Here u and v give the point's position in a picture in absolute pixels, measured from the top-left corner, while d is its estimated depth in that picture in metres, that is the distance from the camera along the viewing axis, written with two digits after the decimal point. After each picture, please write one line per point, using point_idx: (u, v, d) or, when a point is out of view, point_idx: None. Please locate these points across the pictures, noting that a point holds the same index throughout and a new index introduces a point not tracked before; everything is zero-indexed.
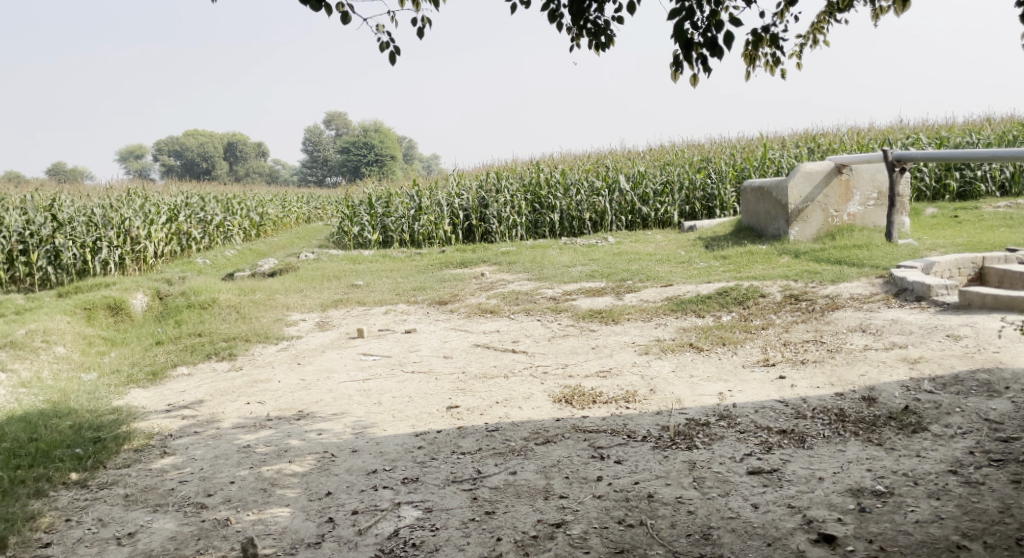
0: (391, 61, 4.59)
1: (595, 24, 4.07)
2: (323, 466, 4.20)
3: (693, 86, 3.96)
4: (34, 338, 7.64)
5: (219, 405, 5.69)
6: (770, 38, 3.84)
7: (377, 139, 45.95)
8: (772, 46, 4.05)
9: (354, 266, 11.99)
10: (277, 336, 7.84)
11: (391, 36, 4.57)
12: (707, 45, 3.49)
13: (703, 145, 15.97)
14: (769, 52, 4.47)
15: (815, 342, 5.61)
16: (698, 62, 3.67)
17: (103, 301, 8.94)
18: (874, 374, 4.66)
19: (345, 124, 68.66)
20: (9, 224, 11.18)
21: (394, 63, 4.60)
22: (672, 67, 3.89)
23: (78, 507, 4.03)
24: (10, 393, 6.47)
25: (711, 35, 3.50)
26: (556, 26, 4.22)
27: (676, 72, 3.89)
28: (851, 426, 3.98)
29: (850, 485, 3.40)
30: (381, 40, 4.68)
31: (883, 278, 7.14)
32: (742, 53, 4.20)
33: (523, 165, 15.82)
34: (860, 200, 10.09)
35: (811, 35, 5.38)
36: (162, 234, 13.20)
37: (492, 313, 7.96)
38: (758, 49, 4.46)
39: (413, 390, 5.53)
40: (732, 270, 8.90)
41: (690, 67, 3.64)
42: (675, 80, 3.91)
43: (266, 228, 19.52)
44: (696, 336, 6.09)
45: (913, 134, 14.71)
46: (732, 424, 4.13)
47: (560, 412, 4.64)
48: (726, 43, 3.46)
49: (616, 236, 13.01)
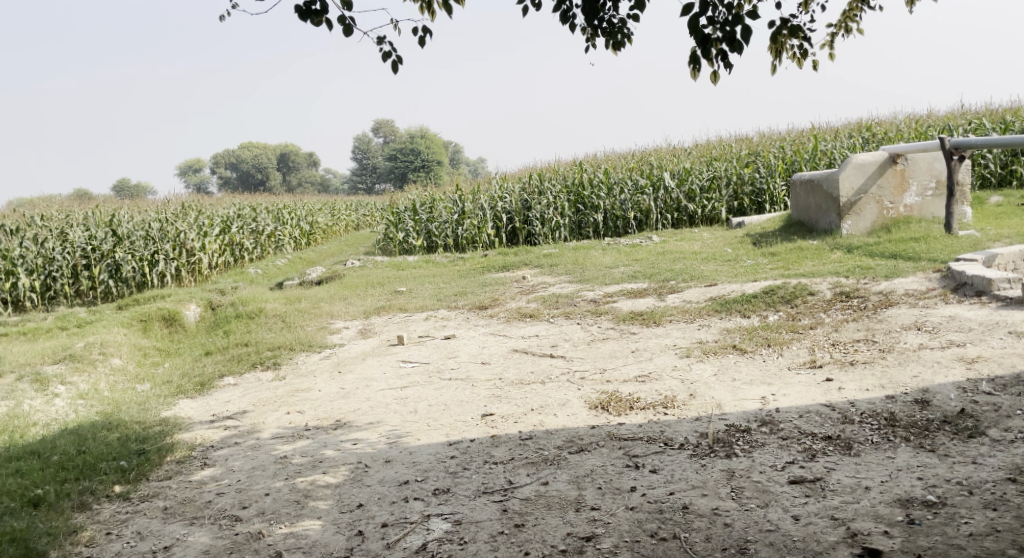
0: (393, 69, 4.56)
1: (609, 23, 3.94)
2: (356, 477, 4.15)
3: (714, 83, 3.81)
4: (92, 351, 7.80)
5: (260, 416, 5.71)
6: (790, 30, 3.69)
7: (424, 146, 46.28)
8: (798, 38, 3.85)
9: (399, 272, 12.02)
10: (321, 344, 7.88)
11: (393, 45, 4.54)
12: (727, 40, 3.35)
13: (752, 138, 15.60)
14: (797, 43, 4.26)
15: (865, 342, 5.37)
16: (719, 58, 3.53)
17: (158, 313, 9.11)
18: (928, 375, 4.41)
19: (394, 130, 69.49)
20: (73, 240, 11.54)
21: (395, 71, 4.58)
22: (690, 65, 3.71)
23: (119, 520, 4.05)
24: (67, 404, 6.61)
25: (730, 29, 3.35)
26: (568, 27, 4.10)
27: (695, 70, 3.72)
28: (902, 431, 3.77)
29: (900, 495, 3.21)
30: (383, 48, 4.65)
31: (941, 272, 6.83)
32: (766, 46, 4.01)
33: (566, 165, 15.70)
34: (917, 190, 9.71)
35: (843, 23, 5.17)
36: (216, 245, 13.43)
37: (532, 317, 7.87)
38: (784, 41, 4.27)
39: (450, 397, 5.47)
40: (779, 267, 8.64)
41: (710, 63, 3.50)
42: (694, 78, 3.73)
43: (316, 236, 19.78)
44: (740, 337, 5.90)
45: (976, 120, 14.13)
46: (775, 430, 3.96)
47: (595, 420, 4.52)
48: (746, 37, 3.31)
49: (661, 235, 12.80)
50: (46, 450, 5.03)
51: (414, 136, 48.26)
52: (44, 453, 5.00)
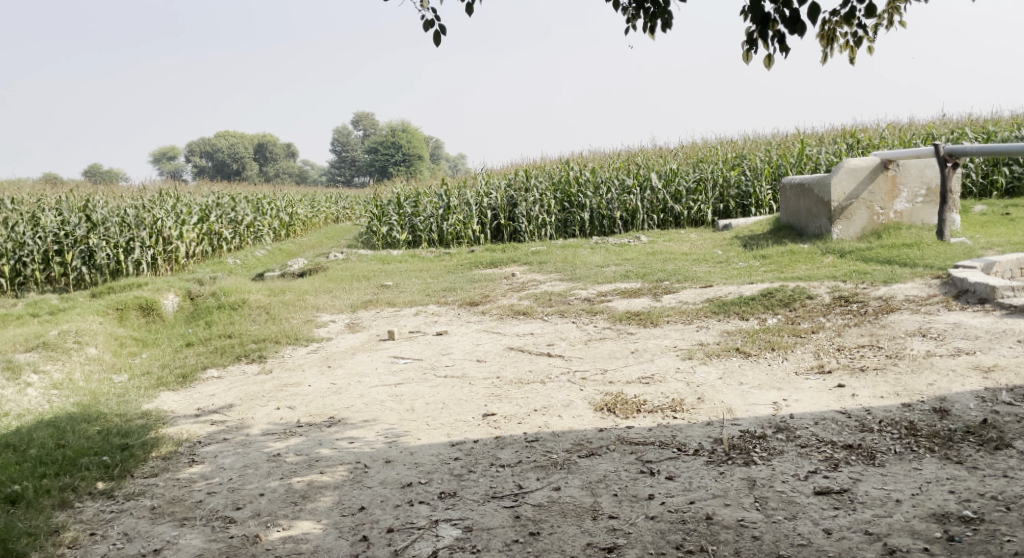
0: (435, 41, 4.56)
1: (656, 4, 3.77)
2: (356, 478, 3.98)
3: (768, 68, 3.78)
4: (66, 339, 7.52)
5: (248, 411, 5.50)
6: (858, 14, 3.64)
7: (405, 139, 45.85)
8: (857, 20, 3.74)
9: (383, 266, 11.81)
10: (307, 337, 7.67)
11: (434, 15, 4.56)
12: (787, 22, 3.25)
13: (737, 142, 15.58)
14: (850, 32, 4.21)
15: (871, 348, 5.28)
16: (775, 39, 3.44)
17: (136, 301, 8.84)
18: (944, 383, 4.33)
19: (374, 123, 69.04)
20: (45, 225, 11.21)
21: (439, 43, 4.57)
22: (747, 47, 3.72)
23: (103, 520, 3.85)
24: (41, 395, 6.36)
25: (791, 10, 3.25)
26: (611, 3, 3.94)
27: (750, 51, 3.73)
28: (925, 441, 3.68)
29: (933, 509, 3.11)
30: (425, 18, 4.65)
31: (940, 278, 6.78)
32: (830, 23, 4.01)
33: (552, 163, 15.56)
34: (908, 197, 9.69)
35: (886, 14, 4.81)
36: (194, 233, 13.09)
37: (525, 315, 7.71)
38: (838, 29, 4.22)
39: (447, 395, 5.31)
40: (773, 270, 8.56)
41: (766, 45, 3.42)
42: (747, 60, 3.76)
43: (296, 227, 19.49)
44: (742, 340, 5.79)
45: (959, 129, 14.22)
46: (791, 437, 3.85)
47: (603, 422, 4.38)
48: (809, 18, 3.21)
49: (649, 235, 12.70)
50: (22, 444, 4.81)
51: (394, 129, 47.84)
52: (20, 446, 4.78)
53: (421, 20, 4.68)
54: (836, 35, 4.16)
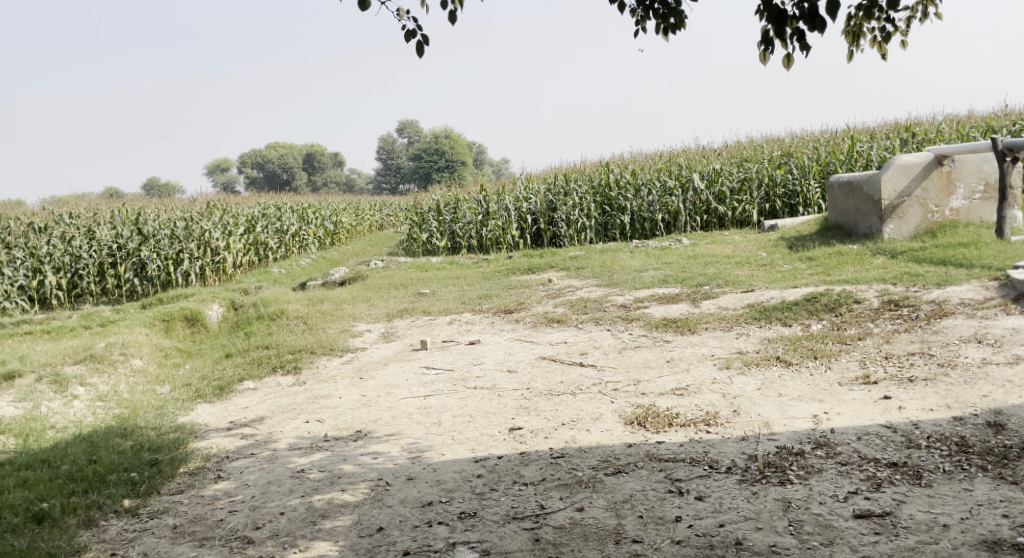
0: (418, 51, 4.47)
1: (664, 5, 3.61)
2: (376, 496, 3.88)
3: (788, 68, 3.58)
4: (112, 351, 7.61)
5: (278, 424, 5.46)
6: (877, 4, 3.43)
7: (448, 146, 46.00)
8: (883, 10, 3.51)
9: (421, 273, 11.76)
10: (343, 347, 7.62)
11: (417, 26, 4.45)
12: (806, 18, 3.04)
13: (784, 140, 15.14)
14: (879, 26, 3.97)
15: (921, 356, 4.99)
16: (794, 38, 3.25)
17: (181, 312, 8.92)
18: (999, 395, 4.04)
19: (418, 130, 69.43)
20: (100, 238, 11.42)
21: (421, 53, 4.47)
22: (763, 47, 3.53)
23: (125, 539, 3.82)
24: (86, 407, 6.44)
25: (808, 5, 3.05)
26: (619, 6, 3.76)
27: (766, 51, 3.53)
28: (977, 459, 3.43)
29: (984, 536, 2.88)
30: (408, 28, 4.55)
31: (999, 280, 6.40)
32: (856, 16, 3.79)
33: (592, 166, 15.35)
34: (964, 194, 9.25)
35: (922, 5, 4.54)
36: (240, 244, 13.25)
37: (559, 323, 7.54)
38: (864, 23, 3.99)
39: (476, 408, 5.18)
40: (820, 273, 8.26)
41: (784, 44, 3.22)
42: (765, 60, 3.56)
43: (340, 235, 19.64)
44: (783, 347, 5.54)
45: (1020, 121, 13.57)
46: (831, 454, 3.62)
47: (632, 438, 4.19)
48: (829, 13, 3.01)
49: (692, 237, 12.40)
50: (56, 460, 4.83)
51: (438, 136, 48.00)
52: (54, 462, 4.80)
53: (404, 30, 4.59)
54: (864, 30, 3.93)
